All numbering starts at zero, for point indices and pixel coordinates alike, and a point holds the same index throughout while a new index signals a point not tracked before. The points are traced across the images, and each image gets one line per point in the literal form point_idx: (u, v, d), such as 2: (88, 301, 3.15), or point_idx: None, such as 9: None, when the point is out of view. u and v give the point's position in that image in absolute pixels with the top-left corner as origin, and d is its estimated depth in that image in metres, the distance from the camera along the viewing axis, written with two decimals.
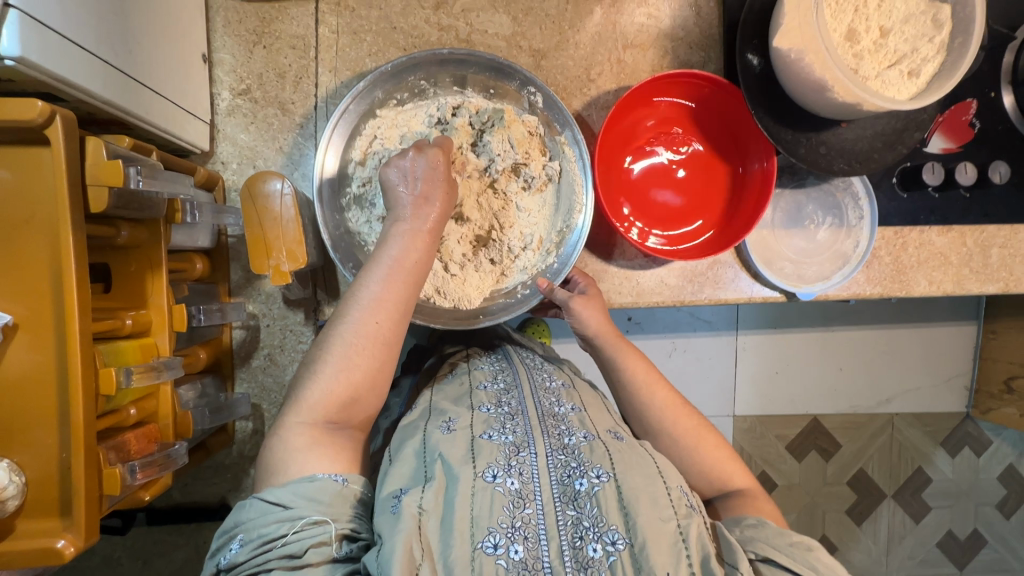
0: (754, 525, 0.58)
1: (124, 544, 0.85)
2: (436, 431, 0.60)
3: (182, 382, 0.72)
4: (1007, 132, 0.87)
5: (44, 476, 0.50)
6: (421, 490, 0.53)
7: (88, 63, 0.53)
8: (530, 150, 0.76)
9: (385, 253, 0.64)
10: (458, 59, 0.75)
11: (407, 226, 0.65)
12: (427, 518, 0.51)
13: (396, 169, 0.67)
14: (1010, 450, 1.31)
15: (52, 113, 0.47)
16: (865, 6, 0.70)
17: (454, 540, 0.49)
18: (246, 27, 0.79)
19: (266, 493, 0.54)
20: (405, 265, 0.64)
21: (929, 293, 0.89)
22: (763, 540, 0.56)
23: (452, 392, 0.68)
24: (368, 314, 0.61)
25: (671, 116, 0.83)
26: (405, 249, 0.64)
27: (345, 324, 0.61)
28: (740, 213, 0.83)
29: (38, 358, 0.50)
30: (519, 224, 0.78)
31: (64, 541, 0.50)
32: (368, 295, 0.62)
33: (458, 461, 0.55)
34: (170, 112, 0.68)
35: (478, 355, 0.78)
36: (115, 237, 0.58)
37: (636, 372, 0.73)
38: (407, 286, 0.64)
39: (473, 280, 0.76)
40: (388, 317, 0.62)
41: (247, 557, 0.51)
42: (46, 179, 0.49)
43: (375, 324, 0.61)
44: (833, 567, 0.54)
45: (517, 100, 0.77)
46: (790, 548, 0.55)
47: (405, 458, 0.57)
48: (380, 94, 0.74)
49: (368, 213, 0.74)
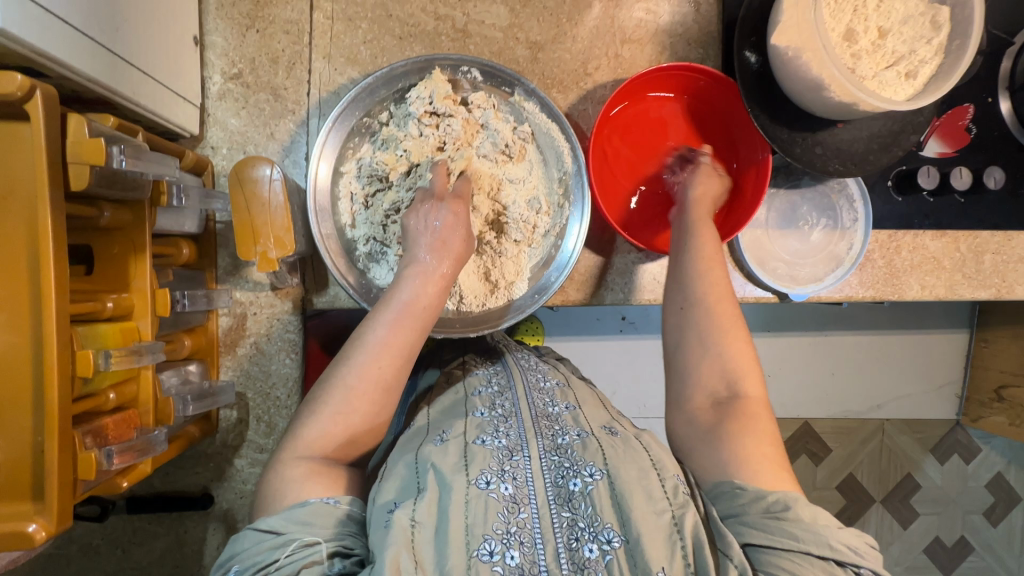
0: (730, 496, 0.54)
1: (102, 533, 0.81)
2: (429, 444, 0.59)
3: (164, 368, 0.70)
4: (1003, 138, 0.87)
5: (18, 459, 0.49)
6: (413, 502, 0.51)
7: (71, 37, 0.52)
8: (496, 125, 0.74)
9: (395, 296, 0.63)
10: (384, 80, 0.72)
11: (419, 268, 0.64)
12: (422, 529, 0.49)
13: (422, 216, 0.67)
14: (998, 458, 1.32)
15: (32, 87, 0.46)
16: (864, 6, 0.69)
17: (450, 548, 0.48)
18: (239, 10, 0.78)
19: (259, 522, 0.51)
20: (416, 307, 0.62)
21: (921, 297, 0.89)
22: (741, 519, 0.52)
23: (447, 404, 0.68)
24: (372, 359, 0.59)
25: (651, 114, 0.83)
26: (416, 292, 0.63)
27: (345, 368, 0.59)
28: (743, 178, 0.83)
29: (12, 339, 0.49)
30: (518, 191, 0.76)
31: (35, 525, 0.48)
32: (374, 339, 0.60)
33: (451, 468, 0.54)
34: (156, 93, 0.67)
35: (476, 363, 0.78)
36: (98, 218, 0.57)
37: (715, 281, 0.67)
38: (414, 331, 0.62)
39: (508, 265, 0.76)
40: (392, 361, 0.60)
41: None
42: (25, 154, 0.48)
43: (378, 369, 0.59)
44: (811, 525, 0.50)
45: (456, 86, 0.75)
46: (766, 520, 0.51)
47: (396, 473, 0.56)
48: (335, 148, 0.72)
49: (386, 262, 0.74)
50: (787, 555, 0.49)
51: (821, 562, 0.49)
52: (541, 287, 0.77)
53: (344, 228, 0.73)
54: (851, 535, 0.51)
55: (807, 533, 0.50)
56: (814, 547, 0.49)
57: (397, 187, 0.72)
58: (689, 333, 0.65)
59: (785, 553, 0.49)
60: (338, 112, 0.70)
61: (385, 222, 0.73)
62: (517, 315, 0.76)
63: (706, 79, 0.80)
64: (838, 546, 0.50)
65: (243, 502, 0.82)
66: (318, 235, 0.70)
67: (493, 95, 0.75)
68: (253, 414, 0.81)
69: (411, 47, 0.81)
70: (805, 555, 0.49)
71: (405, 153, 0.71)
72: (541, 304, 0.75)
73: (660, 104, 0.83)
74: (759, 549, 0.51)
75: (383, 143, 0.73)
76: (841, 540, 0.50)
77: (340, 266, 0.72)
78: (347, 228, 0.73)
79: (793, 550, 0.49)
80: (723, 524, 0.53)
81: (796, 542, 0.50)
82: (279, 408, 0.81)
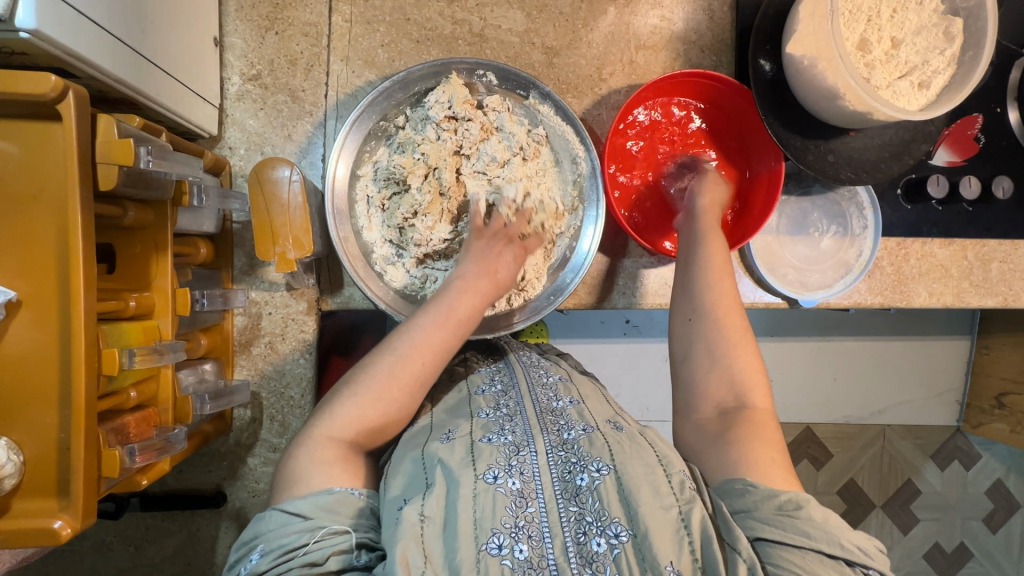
0: (740, 493, 0.54)
1: (114, 530, 0.82)
2: (436, 441, 0.59)
3: (182, 366, 0.71)
4: (1011, 148, 0.87)
5: (44, 454, 0.50)
6: (422, 497, 0.52)
7: (101, 38, 0.53)
8: (513, 128, 0.74)
9: (442, 301, 0.66)
10: (401, 83, 0.72)
11: (462, 281, 0.68)
12: (430, 524, 0.50)
13: (483, 243, 0.71)
14: (999, 464, 1.33)
15: (65, 88, 0.46)
16: (879, 16, 0.70)
17: (459, 542, 0.49)
18: (259, 12, 0.78)
19: (285, 504, 0.52)
20: (458, 315, 0.66)
21: (928, 304, 0.90)
22: (752, 515, 0.52)
23: (452, 401, 0.68)
24: (412, 353, 0.62)
25: (666, 119, 0.83)
26: (460, 300, 0.66)
27: (390, 356, 0.62)
28: (755, 185, 0.83)
29: (38, 336, 0.49)
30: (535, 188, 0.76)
31: (61, 522, 0.49)
32: (417, 335, 0.63)
33: (457, 464, 0.55)
34: (178, 94, 0.68)
35: (479, 360, 0.78)
36: (122, 217, 0.58)
37: (721, 294, 0.68)
38: (453, 335, 0.65)
39: (530, 267, 0.75)
40: (432, 358, 0.63)
41: (268, 568, 0.49)
42: (55, 154, 0.49)
43: (419, 364, 0.62)
44: (823, 524, 0.51)
45: (471, 89, 0.75)
46: (778, 517, 0.51)
47: (403, 469, 0.57)
48: (355, 146, 0.73)
49: (401, 264, 0.75)
50: (799, 552, 0.49)
51: (831, 560, 0.50)
52: (557, 287, 0.78)
53: (361, 231, 0.74)
54: (861, 537, 0.51)
55: (819, 532, 0.50)
56: (824, 545, 0.50)
57: (414, 190, 0.72)
58: (699, 344, 0.66)
59: (796, 550, 0.50)
60: (355, 116, 0.71)
61: (403, 225, 0.73)
62: (533, 316, 0.77)
63: (729, 84, 0.79)
64: (848, 546, 0.50)
65: (256, 500, 0.82)
66: (336, 237, 0.71)
67: (507, 98, 0.76)
68: (266, 413, 0.81)
69: (429, 51, 0.81)
70: (817, 553, 0.50)
71: (423, 156, 0.72)
72: (554, 306, 0.76)
73: (675, 108, 0.83)
74: (771, 544, 0.50)
75: (400, 148, 0.73)
76: (851, 540, 0.50)
77: (358, 268, 0.72)
78: (364, 231, 0.74)
79: (804, 547, 0.50)
80: (734, 520, 0.53)
81: (808, 539, 0.50)
82: (292, 408, 0.82)
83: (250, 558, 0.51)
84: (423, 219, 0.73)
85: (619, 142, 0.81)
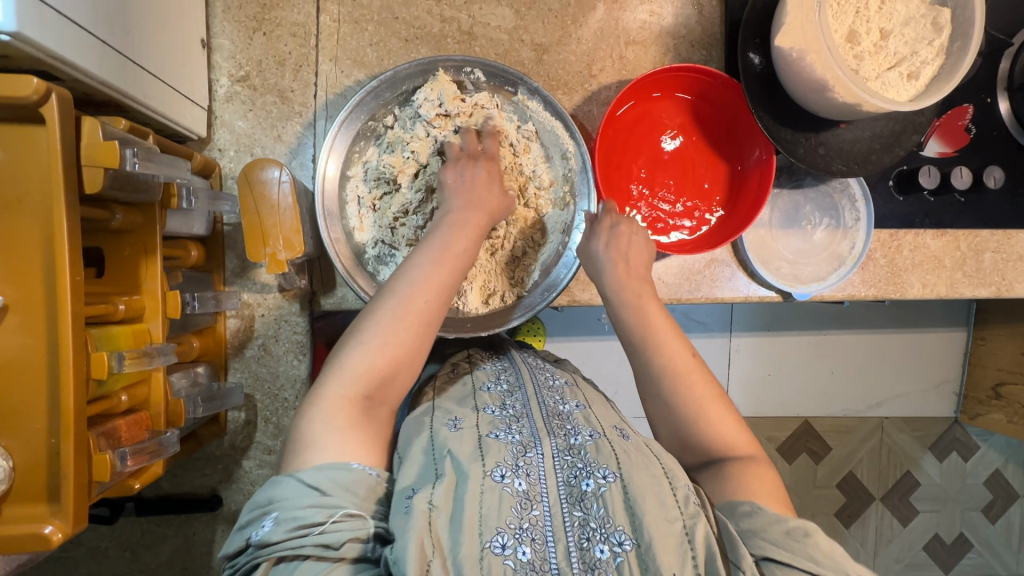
0: (748, 514, 0.54)
1: (111, 536, 0.81)
2: (443, 429, 0.59)
3: (175, 370, 0.70)
4: (1001, 138, 0.87)
5: (32, 461, 0.50)
6: (432, 486, 0.52)
7: (86, 41, 0.53)
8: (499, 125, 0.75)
9: (435, 237, 0.67)
10: (388, 83, 0.71)
11: (457, 217, 0.68)
12: (438, 513, 0.50)
13: (454, 172, 0.71)
14: (997, 455, 1.33)
15: (47, 90, 0.46)
16: (867, 8, 0.70)
17: (463, 536, 0.49)
18: (246, 13, 0.78)
19: (304, 474, 0.52)
20: (455, 251, 0.65)
21: (922, 296, 0.90)
22: (760, 534, 0.52)
23: (456, 393, 0.68)
24: (415, 291, 0.62)
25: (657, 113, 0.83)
26: (456, 236, 0.66)
27: (392, 297, 0.62)
28: (748, 177, 0.83)
29: (27, 340, 0.49)
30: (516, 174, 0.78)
31: (52, 527, 0.49)
32: (417, 274, 0.63)
33: (467, 457, 0.55)
34: (165, 95, 0.67)
35: (482, 358, 0.77)
36: (109, 220, 0.57)
37: (679, 375, 0.64)
38: (453, 273, 0.65)
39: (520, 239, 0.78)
40: (436, 294, 0.63)
41: (281, 539, 0.49)
42: (40, 157, 0.48)
43: (423, 301, 0.62)
44: (832, 554, 0.51)
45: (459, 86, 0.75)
46: (788, 540, 0.51)
47: (415, 456, 0.57)
48: (343, 146, 0.72)
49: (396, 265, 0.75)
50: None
51: None
52: (550, 285, 0.77)
53: (352, 232, 0.73)
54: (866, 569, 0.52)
55: (827, 560, 0.51)
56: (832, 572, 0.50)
57: (405, 189, 0.73)
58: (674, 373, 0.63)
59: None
60: (343, 116, 0.70)
61: (394, 225, 0.74)
62: (527, 313, 0.76)
63: (721, 79, 0.80)
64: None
65: None
66: (328, 239, 0.70)
67: (496, 95, 0.75)
68: (261, 416, 0.81)
69: (417, 49, 0.81)
70: None
71: (411, 155, 0.73)
72: (547, 303, 0.76)
73: (668, 100, 0.83)
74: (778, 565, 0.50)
75: (388, 147, 0.73)
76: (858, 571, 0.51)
77: (348, 265, 0.71)
78: (356, 232, 0.73)
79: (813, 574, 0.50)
80: (740, 537, 0.52)
81: (816, 565, 0.50)
82: (286, 409, 0.81)
83: (263, 524, 0.51)
84: (417, 217, 0.74)
85: (610, 138, 0.81)
